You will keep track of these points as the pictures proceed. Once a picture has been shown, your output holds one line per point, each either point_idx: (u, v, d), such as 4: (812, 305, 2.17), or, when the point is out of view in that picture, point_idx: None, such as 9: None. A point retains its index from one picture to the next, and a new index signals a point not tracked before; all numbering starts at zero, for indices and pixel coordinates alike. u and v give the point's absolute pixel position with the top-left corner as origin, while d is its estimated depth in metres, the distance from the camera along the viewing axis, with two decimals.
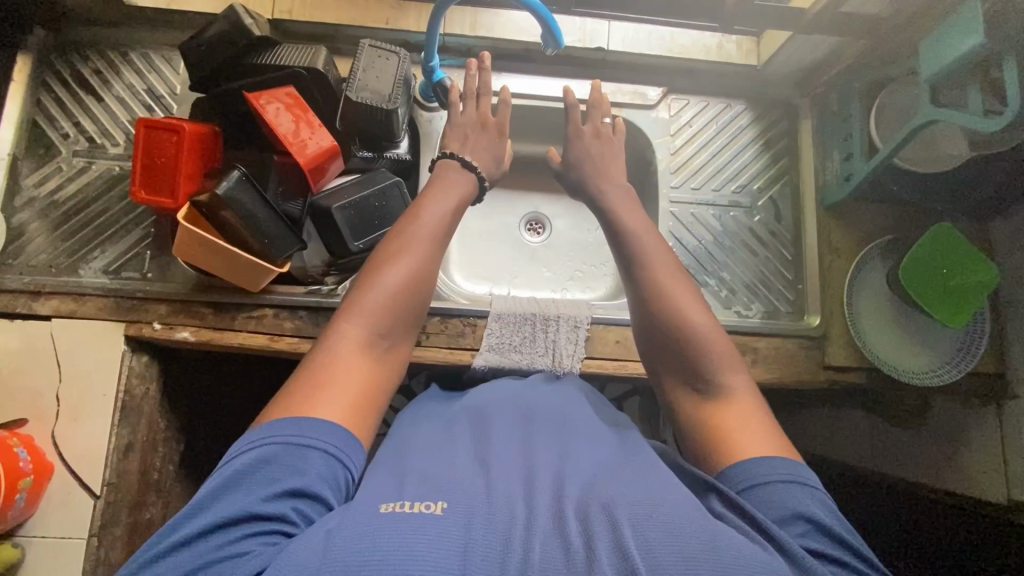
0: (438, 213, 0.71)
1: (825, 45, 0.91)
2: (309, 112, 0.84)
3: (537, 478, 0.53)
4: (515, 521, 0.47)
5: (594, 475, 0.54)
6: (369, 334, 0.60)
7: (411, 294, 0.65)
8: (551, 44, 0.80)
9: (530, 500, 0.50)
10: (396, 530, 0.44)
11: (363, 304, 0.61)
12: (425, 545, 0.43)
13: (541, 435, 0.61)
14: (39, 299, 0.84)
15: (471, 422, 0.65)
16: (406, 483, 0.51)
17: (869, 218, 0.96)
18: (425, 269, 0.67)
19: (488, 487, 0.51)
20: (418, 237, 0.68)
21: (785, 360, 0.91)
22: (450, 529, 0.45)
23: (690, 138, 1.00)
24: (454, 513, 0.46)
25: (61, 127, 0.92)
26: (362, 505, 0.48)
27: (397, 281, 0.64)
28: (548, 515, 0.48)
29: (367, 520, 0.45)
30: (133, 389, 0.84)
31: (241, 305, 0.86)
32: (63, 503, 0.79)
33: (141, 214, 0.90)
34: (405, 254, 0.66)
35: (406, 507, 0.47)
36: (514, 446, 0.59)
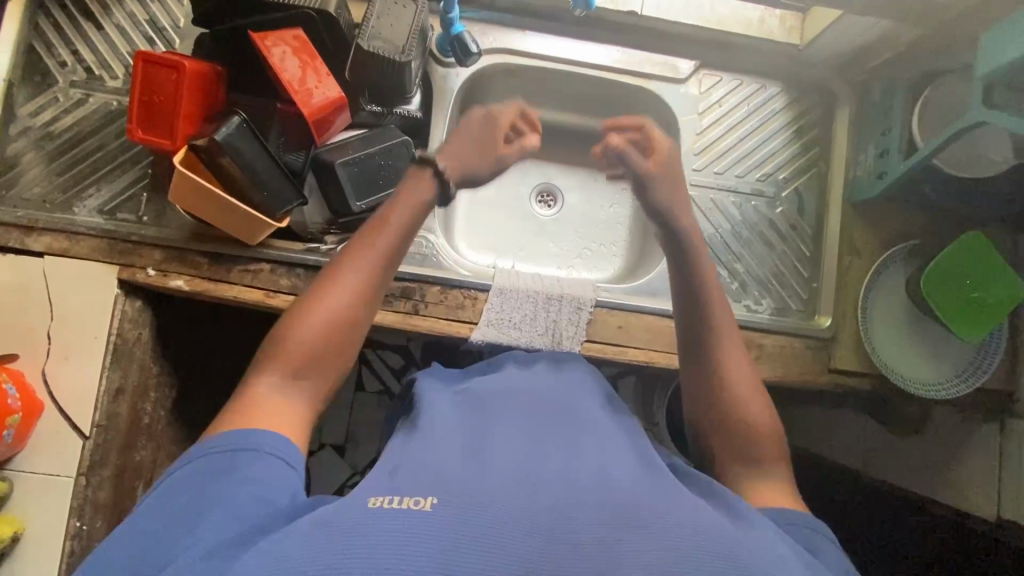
0: (389, 228, 0.68)
1: (875, 29, 0.84)
2: (317, 58, 0.79)
3: (537, 465, 0.49)
4: (515, 512, 0.43)
5: (598, 471, 0.50)
6: (293, 372, 0.58)
7: (342, 333, 0.62)
8: (581, 3, 0.73)
9: (531, 484, 0.46)
10: (382, 531, 0.41)
11: (292, 340, 0.59)
12: (413, 548, 0.40)
13: (543, 425, 0.58)
14: (33, 235, 0.82)
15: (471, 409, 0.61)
16: (398, 475, 0.48)
17: (898, 220, 0.91)
18: (367, 293, 0.64)
19: (483, 473, 0.47)
20: (366, 259, 0.65)
21: (791, 359, 0.89)
22: (442, 528, 0.41)
23: (719, 118, 0.94)
24: (446, 508, 0.43)
25: (58, 55, 0.87)
26: (350, 501, 0.45)
27: (334, 306, 0.62)
28: (550, 503, 0.44)
29: (354, 516, 0.42)
30: (125, 333, 0.83)
31: (237, 257, 0.84)
32: (53, 441, 0.79)
33: (139, 154, 0.86)
34: (349, 277, 0.64)
35: (397, 500, 0.44)
36: (514, 431, 0.55)
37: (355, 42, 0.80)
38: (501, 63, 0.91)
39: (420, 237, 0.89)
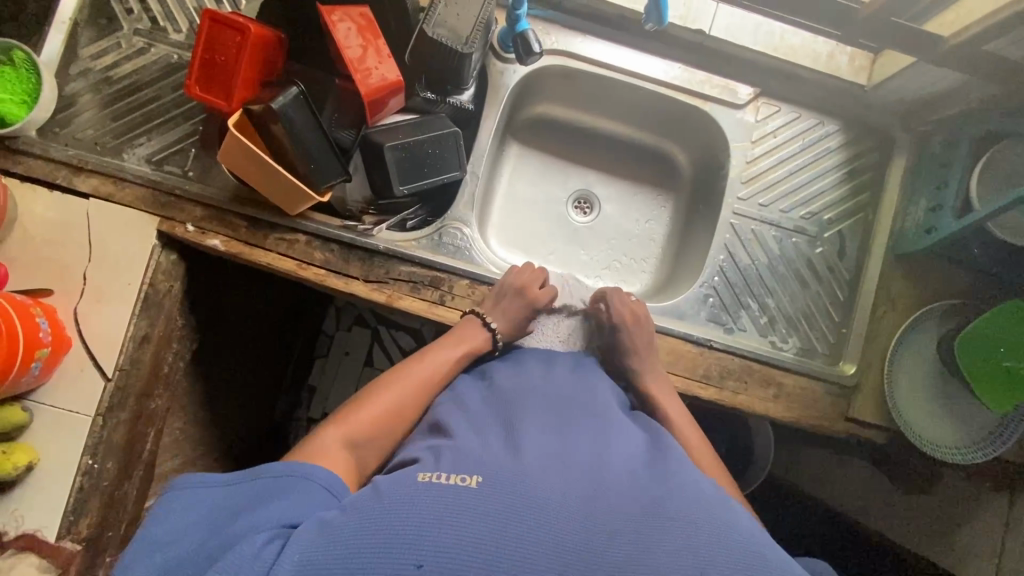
0: (449, 344, 0.77)
1: (947, 80, 0.82)
2: (379, 38, 0.78)
3: (570, 456, 0.54)
4: (550, 495, 0.48)
5: (626, 466, 0.54)
6: (349, 439, 0.65)
7: (395, 422, 0.69)
8: (654, 17, 0.72)
9: (565, 472, 0.51)
10: (431, 503, 0.46)
11: (356, 415, 0.67)
12: (457, 519, 0.45)
13: (572, 416, 0.62)
14: (81, 175, 0.84)
15: (509, 396, 0.66)
16: (446, 457, 0.54)
17: (938, 277, 0.90)
18: (420, 395, 0.72)
19: (522, 458, 0.52)
20: (425, 366, 0.75)
21: (808, 402, 0.88)
22: (483, 504, 0.46)
23: (772, 149, 0.92)
24: (488, 487, 0.48)
25: (127, 1, 0.88)
26: (402, 477, 0.51)
27: (394, 399, 0.70)
28: (581, 492, 0.49)
29: (407, 490, 0.48)
30: (157, 284, 0.84)
31: (275, 225, 0.85)
32: (77, 379, 0.81)
33: (192, 110, 0.87)
34: (410, 379, 0.73)
35: (443, 479, 0.49)
36: (550, 422, 0.60)
37: (419, 27, 0.79)
38: (559, 65, 0.91)
39: (455, 229, 0.89)
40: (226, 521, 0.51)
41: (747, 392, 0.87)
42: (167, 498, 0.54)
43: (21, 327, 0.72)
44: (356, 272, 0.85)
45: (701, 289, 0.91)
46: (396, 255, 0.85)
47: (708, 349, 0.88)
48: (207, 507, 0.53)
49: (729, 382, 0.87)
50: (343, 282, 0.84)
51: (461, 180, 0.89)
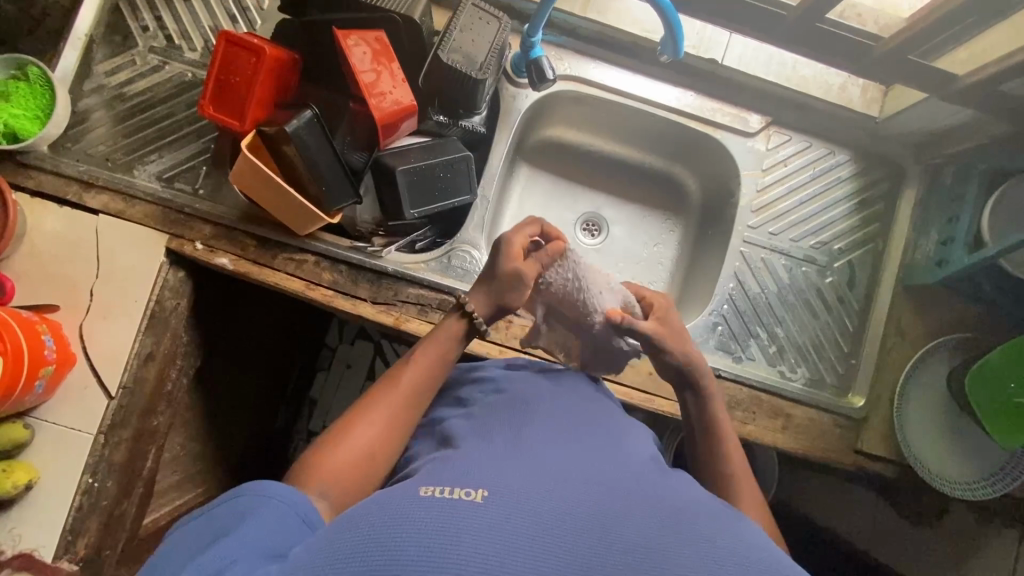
0: (420, 361, 0.65)
1: (959, 116, 0.82)
2: (394, 62, 0.79)
3: (580, 467, 0.50)
4: (563, 509, 0.44)
5: (641, 477, 0.51)
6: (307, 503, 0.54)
7: (367, 463, 0.58)
8: (669, 51, 0.72)
9: (577, 483, 0.47)
10: (435, 516, 0.42)
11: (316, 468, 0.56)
12: (466, 532, 0.41)
13: (580, 428, 0.58)
14: (91, 191, 0.84)
15: (515, 406, 0.62)
16: (446, 471, 0.50)
17: (948, 310, 0.89)
18: (395, 428, 0.61)
19: (531, 470, 0.48)
20: (394, 394, 0.63)
21: (817, 434, 0.87)
22: (491, 519, 0.42)
23: (782, 178, 0.92)
24: (496, 501, 0.44)
25: (143, 20, 0.89)
26: (402, 490, 0.47)
27: (364, 444, 0.59)
28: (595, 503, 0.45)
29: (408, 504, 0.44)
30: (164, 301, 0.84)
31: (284, 245, 0.84)
32: (79, 396, 0.81)
33: (204, 128, 0.87)
34: (378, 412, 0.61)
35: (446, 492, 0.45)
36: (556, 433, 0.56)
37: (433, 52, 0.80)
38: (572, 91, 0.91)
39: (464, 251, 0.89)
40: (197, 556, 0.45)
41: (755, 422, 0.86)
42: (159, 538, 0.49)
43: (27, 346, 0.72)
44: (365, 294, 0.84)
45: (710, 316, 0.90)
46: (405, 278, 0.85)
47: (717, 378, 0.87)
48: (179, 544, 0.47)
49: (737, 412, 0.86)
50: (351, 304, 0.83)
51: (471, 203, 0.89)
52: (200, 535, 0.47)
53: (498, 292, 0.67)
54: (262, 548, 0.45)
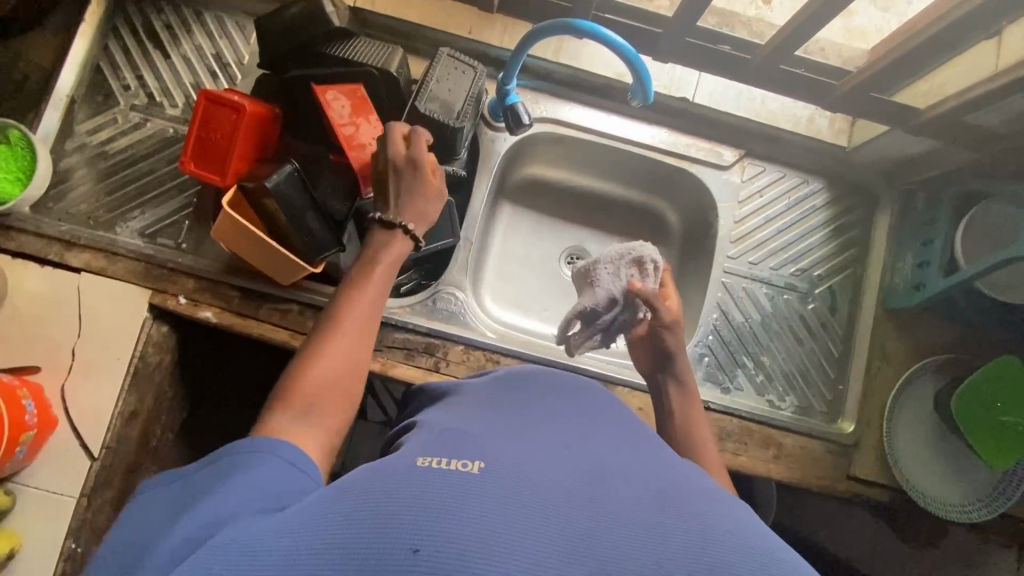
0: (377, 273, 0.65)
1: (922, 145, 0.85)
2: (372, 113, 0.80)
3: (581, 449, 0.46)
4: (565, 485, 0.40)
5: (649, 462, 0.47)
6: (296, 413, 0.53)
7: (347, 372, 0.58)
8: (639, 95, 0.72)
9: (578, 464, 0.43)
10: (428, 488, 0.38)
11: (300, 382, 0.55)
12: (460, 502, 0.37)
13: (585, 411, 0.55)
14: (72, 250, 0.84)
15: (515, 392, 0.58)
16: (444, 441, 0.46)
17: (930, 332, 0.90)
18: (366, 331, 0.61)
19: (532, 447, 0.45)
20: (359, 309, 0.62)
21: (810, 462, 0.87)
22: (489, 489, 0.38)
23: (758, 208, 0.94)
24: (495, 472, 0.40)
25: (124, 79, 0.90)
26: (396, 462, 0.43)
27: (340, 352, 0.58)
28: (599, 485, 0.41)
29: (405, 472, 0.41)
30: (147, 357, 0.83)
31: (269, 295, 0.84)
32: (61, 459, 0.79)
33: (187, 182, 0.88)
34: (347, 323, 0.61)
35: (443, 462, 0.42)
36: (557, 415, 0.53)
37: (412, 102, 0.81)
38: (549, 132, 0.93)
39: (449, 293, 0.89)
40: (193, 502, 0.44)
41: (747, 453, 0.86)
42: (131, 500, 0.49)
43: (6, 412, 0.70)
44: None
45: (696, 348, 0.91)
46: (390, 323, 0.85)
47: (706, 411, 0.87)
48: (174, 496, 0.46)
49: (729, 444, 0.86)
50: None
51: (454, 246, 0.90)
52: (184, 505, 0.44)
53: (422, 204, 0.70)
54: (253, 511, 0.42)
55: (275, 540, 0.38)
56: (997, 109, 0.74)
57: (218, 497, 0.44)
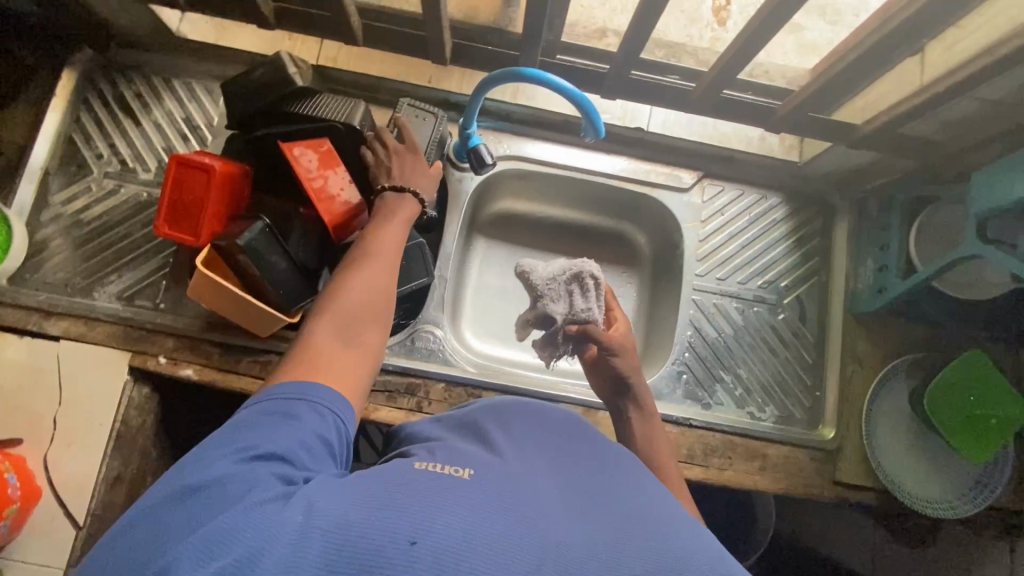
0: (394, 223, 0.72)
1: (868, 155, 0.89)
2: (339, 165, 0.83)
3: (563, 463, 0.48)
4: (547, 496, 0.42)
5: (627, 479, 0.49)
6: (339, 336, 0.57)
7: (380, 298, 0.63)
8: (590, 130, 0.76)
9: (561, 478, 0.45)
10: (426, 486, 0.40)
11: (338, 308, 0.60)
12: (456, 499, 0.39)
13: (568, 425, 0.57)
14: (51, 319, 0.84)
15: (503, 407, 0.60)
16: (436, 453, 0.47)
17: (898, 333, 0.93)
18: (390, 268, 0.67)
19: (518, 461, 0.46)
20: (384, 246, 0.68)
21: (796, 471, 0.88)
22: (481, 493, 0.40)
23: (721, 227, 0.97)
24: (485, 480, 0.42)
25: (96, 147, 0.92)
26: (392, 465, 0.44)
27: (367, 283, 0.63)
28: (578, 498, 0.43)
29: (403, 473, 0.42)
30: (130, 420, 0.83)
31: (249, 348, 0.86)
32: (46, 530, 0.78)
33: (163, 243, 0.90)
34: (375, 258, 0.67)
35: (437, 468, 0.43)
36: (543, 429, 0.55)
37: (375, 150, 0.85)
38: (514, 168, 0.96)
39: (427, 332, 0.91)
40: (220, 451, 0.43)
41: (733, 468, 0.87)
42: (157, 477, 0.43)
43: None
44: None
45: (674, 367, 0.92)
46: None
47: (689, 429, 0.88)
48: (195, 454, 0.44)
49: (714, 459, 0.87)
50: None
51: (430, 285, 0.92)
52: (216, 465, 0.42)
53: (420, 178, 0.80)
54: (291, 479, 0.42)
55: (302, 507, 0.38)
56: (930, 119, 0.78)
57: (252, 447, 0.43)
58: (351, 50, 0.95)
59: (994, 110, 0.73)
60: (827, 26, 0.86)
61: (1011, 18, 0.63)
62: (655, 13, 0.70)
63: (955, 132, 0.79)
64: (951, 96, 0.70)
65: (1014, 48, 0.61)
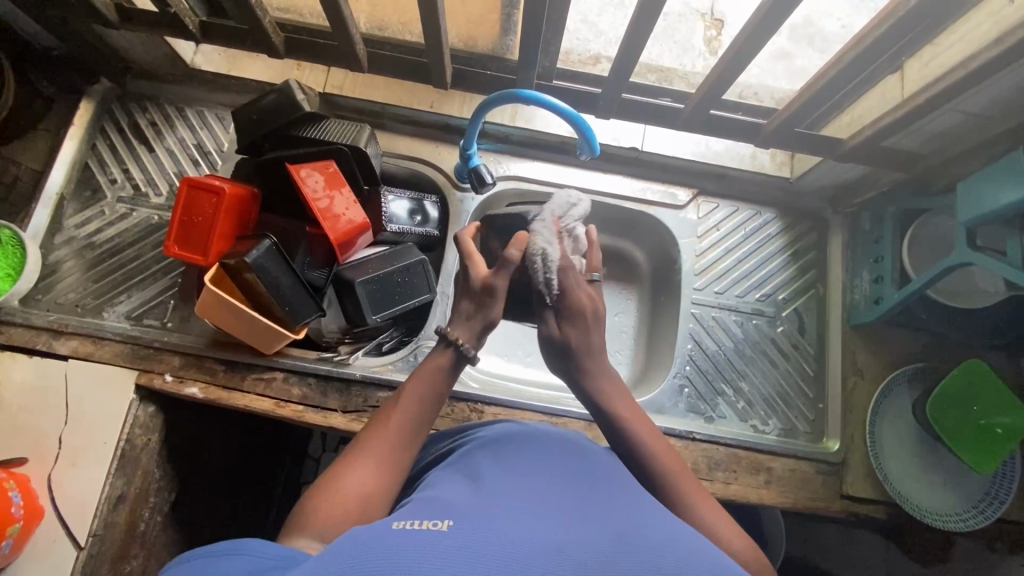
0: (414, 404, 0.63)
1: (857, 170, 0.92)
2: (344, 185, 0.86)
3: (552, 495, 0.48)
4: (531, 531, 0.41)
5: (614, 501, 0.49)
6: (359, 487, 0.55)
7: (405, 442, 0.61)
8: (586, 149, 0.80)
9: (547, 512, 0.45)
10: (402, 545, 0.39)
11: (366, 452, 0.58)
12: (431, 556, 0.37)
13: (559, 458, 0.56)
14: (60, 338, 0.86)
15: (490, 446, 0.59)
16: (417, 508, 0.46)
17: (897, 343, 0.94)
18: (395, 462, 0.59)
19: (498, 502, 0.46)
20: (426, 384, 0.64)
21: (801, 484, 0.87)
22: (457, 543, 0.39)
23: (717, 241, 0.99)
24: (463, 530, 0.41)
25: (111, 173, 0.96)
26: (374, 526, 0.43)
27: (397, 424, 0.61)
28: (565, 529, 0.42)
29: (379, 533, 0.41)
30: (135, 438, 0.84)
31: (253, 365, 0.87)
32: (47, 551, 0.78)
33: (172, 264, 0.92)
34: (414, 399, 0.63)
35: (416, 524, 0.42)
36: (530, 464, 0.54)
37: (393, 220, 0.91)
38: (514, 188, 0.99)
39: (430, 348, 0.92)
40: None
41: (738, 481, 0.86)
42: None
43: None
44: (335, 404, 0.86)
45: (676, 380, 0.93)
46: (372, 382, 0.87)
47: (693, 442, 0.88)
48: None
49: (718, 473, 0.86)
50: (322, 415, 0.85)
51: (433, 301, 0.94)
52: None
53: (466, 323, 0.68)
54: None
55: None
56: (914, 132, 0.81)
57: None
58: (356, 78, 0.99)
59: (974, 122, 0.76)
60: (817, 54, 0.84)
61: (982, 33, 0.66)
62: (642, 37, 0.74)
63: (939, 145, 0.82)
64: (930, 107, 0.73)
65: (987, 61, 0.64)
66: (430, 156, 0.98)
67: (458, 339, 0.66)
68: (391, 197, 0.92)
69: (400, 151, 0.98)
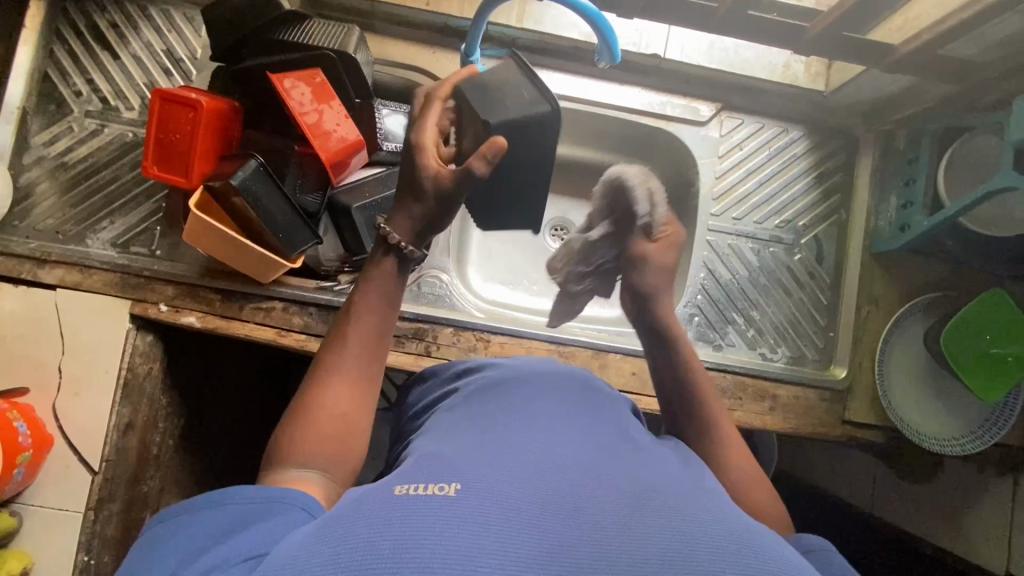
0: (369, 318, 0.58)
1: (899, 83, 0.83)
2: (333, 99, 0.77)
3: (562, 445, 0.46)
4: (542, 495, 0.39)
5: (628, 452, 0.47)
6: (331, 415, 0.53)
7: (369, 359, 0.57)
8: (605, 56, 0.71)
9: (557, 466, 0.42)
10: (406, 518, 0.37)
11: (328, 378, 0.55)
12: (436, 531, 0.35)
13: (569, 403, 0.54)
14: (44, 266, 0.82)
15: (495, 394, 0.56)
16: (423, 465, 0.44)
17: (916, 270, 0.91)
18: (368, 380, 0.56)
19: (508, 455, 0.44)
20: (379, 296, 0.58)
21: (806, 411, 0.87)
22: (465, 515, 0.37)
23: (739, 162, 0.92)
24: (471, 495, 0.39)
25: (74, 84, 0.86)
26: (375, 491, 0.41)
27: (356, 343, 0.57)
28: (579, 487, 0.40)
29: (378, 505, 0.38)
30: (136, 367, 0.83)
31: (251, 295, 0.83)
32: (62, 476, 0.79)
33: (154, 188, 0.86)
34: (369, 313, 0.58)
35: (420, 488, 0.40)
36: (536, 411, 0.52)
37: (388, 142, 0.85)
38: None
39: (434, 277, 0.89)
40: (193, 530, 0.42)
41: (743, 409, 0.86)
42: (161, 521, 0.44)
43: None
44: None
45: (686, 309, 0.90)
46: None
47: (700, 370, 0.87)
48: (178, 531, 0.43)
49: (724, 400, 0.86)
50: None
51: None
52: (185, 532, 0.42)
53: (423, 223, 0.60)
54: (239, 548, 0.39)
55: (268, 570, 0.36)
56: (973, 38, 0.72)
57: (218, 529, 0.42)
58: None
59: None
60: None
61: None
62: None
63: (997, 54, 0.74)
64: (1001, 7, 0.65)
65: None
66: (427, 64, 0.88)
67: (399, 241, 0.59)
68: (385, 111, 0.85)
69: (393, 58, 0.88)
